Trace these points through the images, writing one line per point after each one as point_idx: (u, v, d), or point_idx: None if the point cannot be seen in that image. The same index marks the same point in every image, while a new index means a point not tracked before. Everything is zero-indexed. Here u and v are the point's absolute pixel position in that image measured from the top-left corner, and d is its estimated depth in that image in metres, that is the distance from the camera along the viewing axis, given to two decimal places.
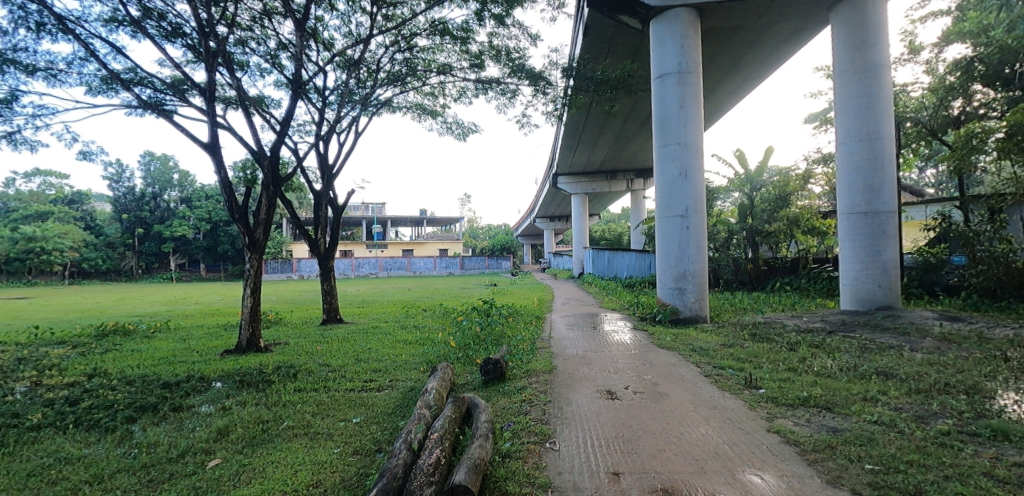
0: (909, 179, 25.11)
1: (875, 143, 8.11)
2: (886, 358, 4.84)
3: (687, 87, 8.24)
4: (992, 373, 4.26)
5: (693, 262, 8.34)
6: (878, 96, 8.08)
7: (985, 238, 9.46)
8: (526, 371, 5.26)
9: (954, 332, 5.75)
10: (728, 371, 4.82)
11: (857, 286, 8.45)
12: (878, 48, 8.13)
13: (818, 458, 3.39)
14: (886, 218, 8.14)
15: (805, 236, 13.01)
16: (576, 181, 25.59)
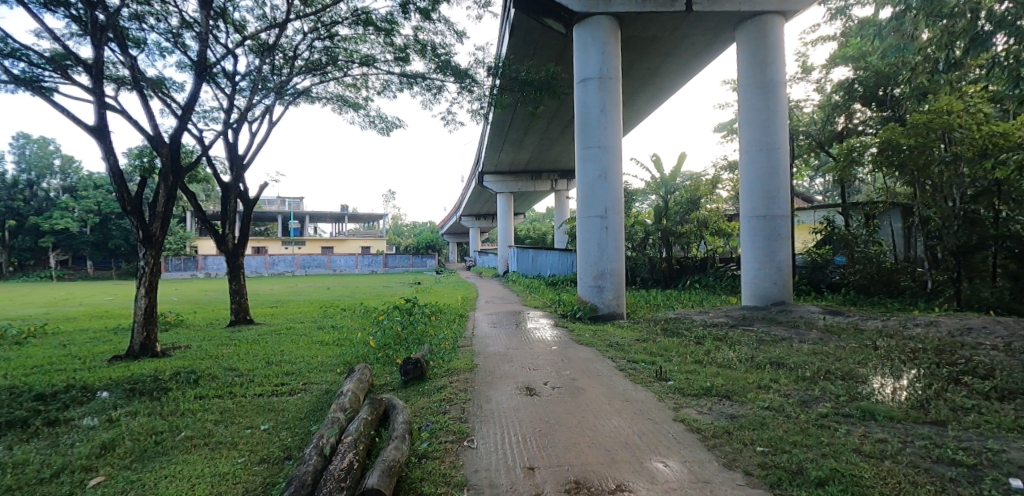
0: (801, 187, 27.98)
1: (772, 153, 8.86)
2: (779, 349, 5.28)
3: (607, 92, 8.58)
4: (863, 360, 4.78)
5: (611, 261, 8.68)
6: (775, 109, 8.84)
7: (862, 241, 10.93)
8: (447, 370, 5.19)
9: (836, 324, 6.43)
10: (641, 365, 5.02)
11: (756, 284, 9.18)
12: (776, 66, 8.91)
13: (717, 443, 3.62)
14: (781, 222, 8.92)
15: (713, 237, 14.25)
16: (502, 180, 25.75)
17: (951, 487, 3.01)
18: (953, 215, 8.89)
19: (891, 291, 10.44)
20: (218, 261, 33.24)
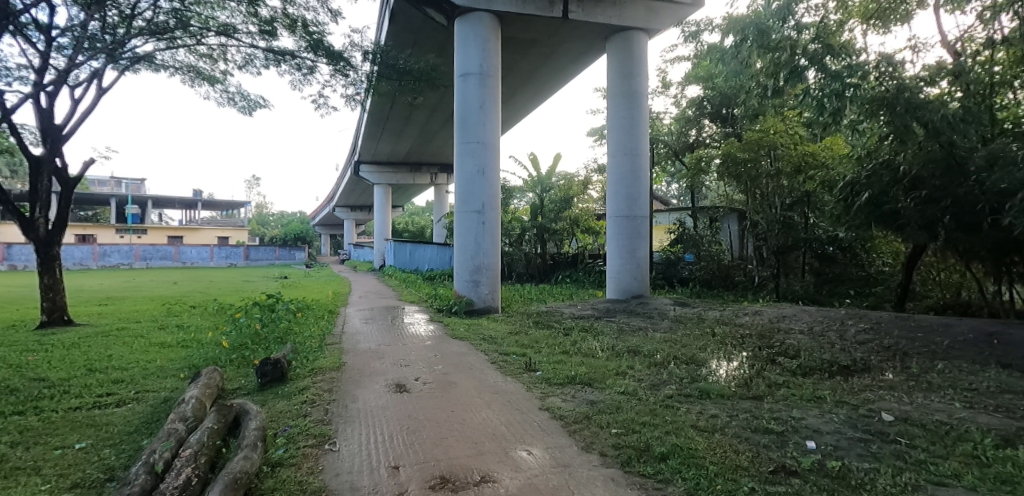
0: (660, 192, 31.29)
1: (635, 158, 9.67)
2: (636, 338, 5.75)
3: (487, 89, 8.70)
4: (703, 346, 5.40)
5: (488, 256, 8.84)
6: (638, 118, 9.67)
7: (706, 241, 12.49)
8: (311, 370, 4.86)
9: (685, 315, 7.20)
10: (512, 357, 5.14)
11: (620, 279, 9.95)
12: (640, 78, 9.74)
13: (577, 428, 3.83)
14: (641, 222, 9.79)
15: (584, 235, 15.41)
16: (379, 171, 25.17)
17: (763, 453, 3.57)
18: (774, 221, 10.65)
19: (727, 285, 12.11)
20: (25, 251, 28.51)
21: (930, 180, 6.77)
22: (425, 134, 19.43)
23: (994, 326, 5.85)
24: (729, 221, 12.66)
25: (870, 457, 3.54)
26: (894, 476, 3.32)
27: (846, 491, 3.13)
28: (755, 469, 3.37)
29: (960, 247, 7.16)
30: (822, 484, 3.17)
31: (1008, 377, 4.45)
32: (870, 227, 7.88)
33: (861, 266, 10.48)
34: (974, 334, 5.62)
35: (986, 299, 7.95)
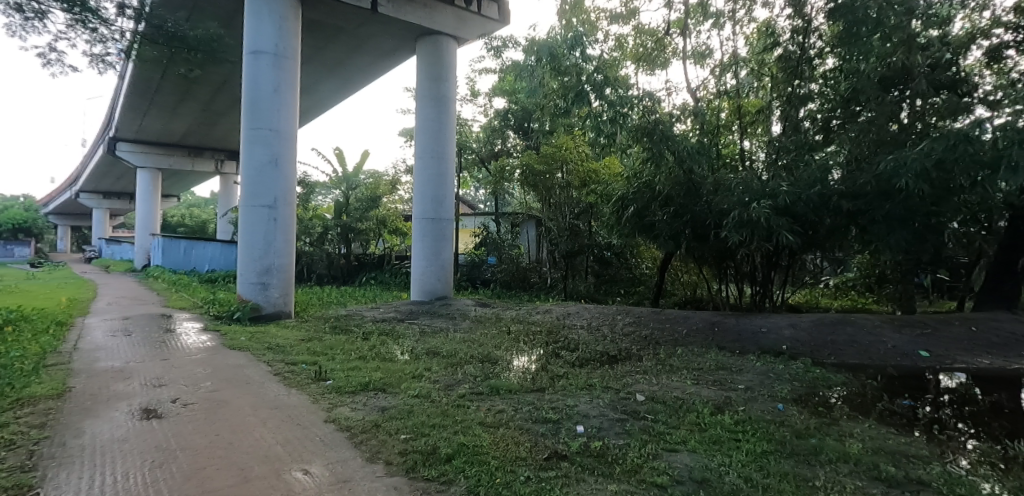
0: (466, 198, 32.67)
1: (442, 161, 9.93)
2: (436, 339, 5.89)
3: (283, 72, 8.10)
4: (499, 344, 5.74)
5: (279, 255, 8.24)
6: (446, 122, 9.95)
7: (507, 245, 13.67)
8: (17, 401, 3.76)
9: (484, 314, 7.69)
10: (300, 367, 4.76)
11: (425, 281, 10.10)
12: (448, 82, 10.05)
13: (363, 439, 3.67)
14: (446, 224, 10.09)
15: (391, 236, 15.56)
16: (143, 151, 22.40)
17: (540, 441, 3.89)
18: (564, 229, 11.79)
19: (524, 285, 13.37)
20: None
21: (677, 199, 8.08)
22: (210, 108, 16.80)
23: (715, 316, 7.48)
24: (528, 226, 13.61)
25: (625, 434, 4.14)
26: (641, 448, 3.97)
27: (603, 467, 3.60)
28: (532, 458, 3.65)
29: (696, 254, 8.48)
30: (585, 464, 3.60)
31: (722, 356, 5.72)
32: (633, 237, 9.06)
33: (628, 267, 11.96)
34: (702, 322, 7.13)
35: (712, 295, 9.91)
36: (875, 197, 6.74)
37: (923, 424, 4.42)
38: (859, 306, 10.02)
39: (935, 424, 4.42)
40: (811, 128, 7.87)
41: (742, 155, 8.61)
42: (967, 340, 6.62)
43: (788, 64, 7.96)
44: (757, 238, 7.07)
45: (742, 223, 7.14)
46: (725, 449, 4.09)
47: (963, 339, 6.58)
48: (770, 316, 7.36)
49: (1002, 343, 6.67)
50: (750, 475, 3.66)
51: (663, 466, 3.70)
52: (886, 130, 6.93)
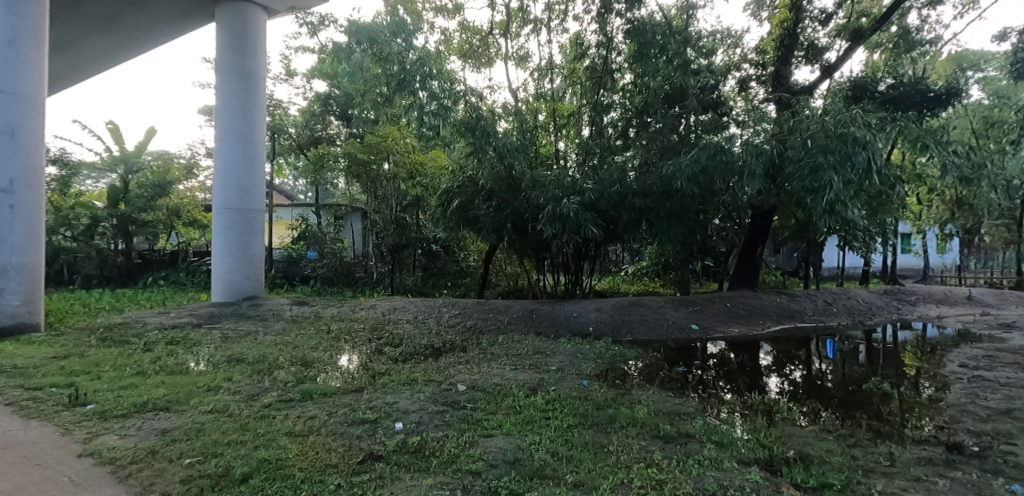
0: (286, 184, 30.43)
1: (249, 146, 9.38)
2: (242, 344, 5.79)
3: (25, 23, 6.85)
4: (316, 344, 5.96)
5: (20, 251, 6.96)
6: (253, 104, 9.41)
7: (330, 238, 13.21)
8: None
9: (300, 313, 7.67)
10: (48, 391, 3.96)
11: (228, 279, 9.39)
12: (256, 60, 9.48)
13: (135, 470, 3.12)
14: (254, 216, 9.55)
15: (186, 228, 14.95)
16: None
17: (355, 444, 3.78)
18: (391, 221, 11.79)
19: (349, 281, 12.86)
20: None
21: (499, 193, 8.65)
22: None
23: (536, 304, 8.06)
24: (354, 218, 13.80)
25: (443, 424, 4.26)
26: (458, 438, 4.09)
27: (419, 462, 3.60)
28: (344, 463, 3.49)
29: (518, 246, 9.12)
30: (401, 461, 3.58)
31: (540, 342, 6.31)
32: (458, 229, 9.20)
33: (455, 261, 12.44)
34: (522, 309, 7.69)
35: (532, 284, 10.69)
36: (659, 197, 8.05)
37: (692, 386, 5.29)
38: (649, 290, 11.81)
39: (701, 385, 5.35)
40: (612, 133, 9.04)
41: (556, 155, 9.39)
42: (724, 313, 8.34)
43: (595, 74, 8.98)
44: (569, 231, 7.85)
45: (556, 216, 7.84)
46: (537, 428, 4.44)
47: (722, 312, 8.33)
48: (581, 301, 8.24)
49: (745, 314, 8.60)
50: (555, 449, 4.04)
51: (478, 452, 3.86)
52: (667, 139, 8.30)
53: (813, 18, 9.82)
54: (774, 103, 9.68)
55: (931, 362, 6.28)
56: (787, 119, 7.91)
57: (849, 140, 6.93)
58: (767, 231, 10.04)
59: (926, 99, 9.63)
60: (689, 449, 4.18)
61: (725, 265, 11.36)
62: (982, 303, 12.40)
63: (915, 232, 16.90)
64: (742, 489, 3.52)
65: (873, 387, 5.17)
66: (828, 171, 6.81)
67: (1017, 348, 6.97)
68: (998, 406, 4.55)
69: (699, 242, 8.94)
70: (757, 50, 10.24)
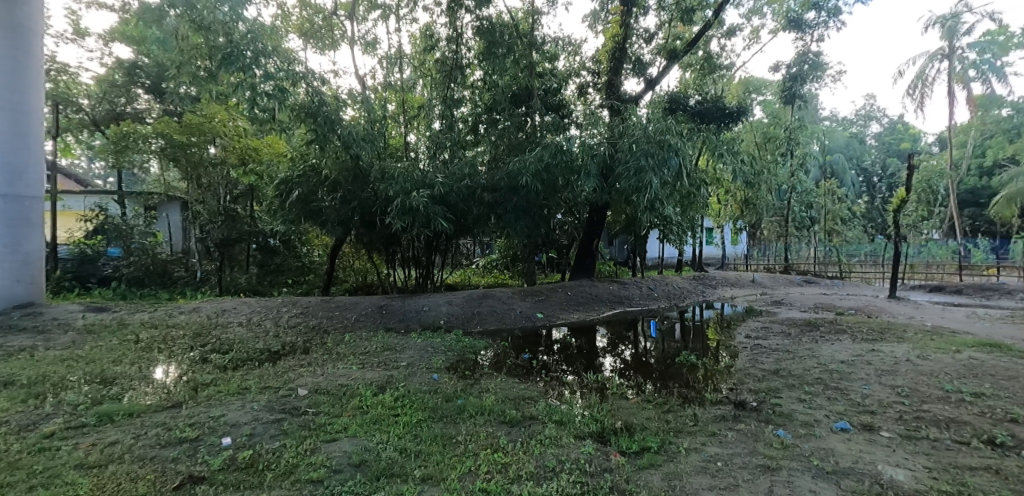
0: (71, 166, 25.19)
1: (20, 116, 7.68)
2: (14, 363, 4.80)
3: None
4: (120, 358, 5.20)
5: None
6: (25, 65, 7.75)
7: (138, 232, 11.45)
8: None
9: (97, 322, 6.54)
10: None
11: None
12: (29, 10, 7.78)
13: None
14: (29, 203, 7.87)
15: None
16: None
17: (170, 469, 3.26)
18: (218, 213, 10.65)
19: (164, 281, 11.46)
20: None
21: (345, 184, 8.62)
22: None
23: (385, 299, 8.14)
24: (171, 211, 13.27)
25: (280, 434, 3.89)
26: (298, 446, 3.75)
27: (251, 479, 3.23)
28: (154, 493, 2.97)
29: (365, 240, 9.23)
30: (228, 480, 3.17)
31: (388, 339, 6.50)
32: (300, 222, 8.98)
33: (297, 256, 11.75)
34: (370, 307, 7.74)
35: (382, 280, 10.51)
36: (507, 192, 8.86)
37: (536, 372, 5.59)
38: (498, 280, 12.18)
39: (544, 369, 5.68)
40: (462, 126, 9.54)
41: (405, 147, 9.22)
42: (564, 302, 9.22)
43: (445, 68, 9.06)
44: (419, 225, 8.06)
45: (405, 211, 7.96)
46: (386, 426, 4.27)
47: (563, 301, 9.19)
48: (432, 295, 8.42)
49: (584, 301, 9.60)
50: (403, 446, 3.90)
51: (321, 459, 3.58)
52: (514, 137, 9.21)
53: (639, 35, 11.06)
54: (607, 110, 10.98)
55: (726, 335, 7.57)
56: (616, 125, 8.88)
57: (666, 145, 8.34)
58: (603, 225, 11.04)
59: (721, 114, 11.42)
60: (533, 430, 4.40)
61: (565, 256, 12.24)
62: (761, 285, 15.40)
63: (717, 226, 20.18)
64: (577, 462, 3.78)
65: (684, 360, 6.00)
66: (648, 174, 8.02)
67: (781, 319, 8.76)
68: (771, 368, 5.59)
69: (542, 234, 9.92)
70: (594, 60, 11.50)
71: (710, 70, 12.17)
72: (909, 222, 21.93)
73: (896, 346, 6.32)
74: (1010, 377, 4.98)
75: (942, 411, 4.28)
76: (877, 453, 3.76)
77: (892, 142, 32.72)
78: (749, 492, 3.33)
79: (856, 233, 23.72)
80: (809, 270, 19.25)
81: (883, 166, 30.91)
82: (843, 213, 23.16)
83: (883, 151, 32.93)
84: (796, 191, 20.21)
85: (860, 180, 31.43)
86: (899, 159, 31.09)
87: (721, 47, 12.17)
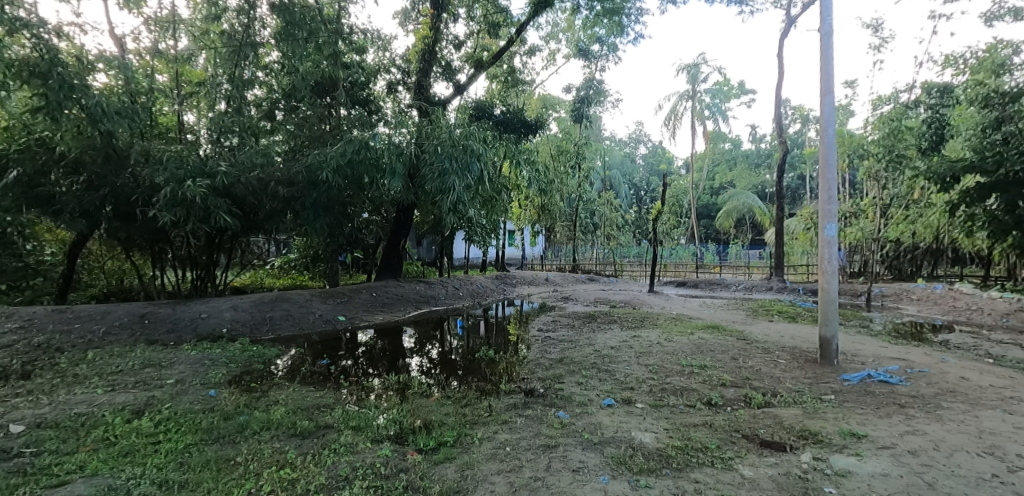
0: None
1: None
2: None
3: None
4: None
5: None
6: None
7: None
8: None
9: None
10: None
11: None
12: None
13: None
14: None
15: None
16: None
17: None
18: None
19: None
20: None
21: (91, 166, 7.19)
22: None
23: (147, 306, 7.31)
24: None
25: None
26: None
27: None
28: None
29: (121, 235, 7.87)
30: None
31: (153, 355, 5.86)
32: (19, 213, 7.15)
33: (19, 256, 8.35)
34: (128, 316, 6.90)
35: (144, 283, 9.14)
36: (303, 187, 8.73)
37: (333, 377, 5.52)
38: (297, 282, 11.59)
39: (342, 374, 5.64)
40: (256, 111, 9.30)
41: (180, 127, 8.39)
42: (369, 303, 9.89)
43: (233, 42, 8.11)
44: (193, 218, 7.39)
45: (176, 202, 7.22)
46: (140, 458, 3.55)
47: (367, 302, 9.85)
48: (213, 300, 8.00)
49: (389, 302, 10.35)
50: (164, 477, 3.29)
51: None
52: (314, 129, 9.58)
53: (448, 41, 11.74)
54: (414, 111, 11.48)
55: (524, 329, 8.42)
56: (424, 127, 9.92)
57: (469, 150, 9.47)
58: (409, 226, 11.80)
59: (523, 125, 12.79)
60: (326, 440, 4.11)
61: (372, 256, 12.68)
62: (552, 283, 17.47)
63: (518, 229, 21.98)
64: (371, 466, 3.63)
65: (485, 356, 6.51)
66: (452, 177, 9.10)
67: (569, 313, 10.02)
68: (556, 357, 6.38)
69: (345, 234, 10.12)
70: (404, 58, 11.79)
71: (513, 84, 13.25)
72: (664, 229, 27.23)
73: (651, 332, 7.71)
74: (723, 350, 6.48)
75: (679, 382, 5.32)
76: (632, 422, 4.46)
77: (654, 163, 40.23)
78: (530, 471, 3.62)
79: (628, 237, 28.50)
80: (591, 270, 22.44)
81: (649, 183, 37.83)
82: (620, 220, 27.56)
83: (647, 168, 40.28)
84: (583, 200, 23.22)
85: (633, 193, 37.91)
86: (659, 177, 38.47)
87: (522, 63, 13.34)
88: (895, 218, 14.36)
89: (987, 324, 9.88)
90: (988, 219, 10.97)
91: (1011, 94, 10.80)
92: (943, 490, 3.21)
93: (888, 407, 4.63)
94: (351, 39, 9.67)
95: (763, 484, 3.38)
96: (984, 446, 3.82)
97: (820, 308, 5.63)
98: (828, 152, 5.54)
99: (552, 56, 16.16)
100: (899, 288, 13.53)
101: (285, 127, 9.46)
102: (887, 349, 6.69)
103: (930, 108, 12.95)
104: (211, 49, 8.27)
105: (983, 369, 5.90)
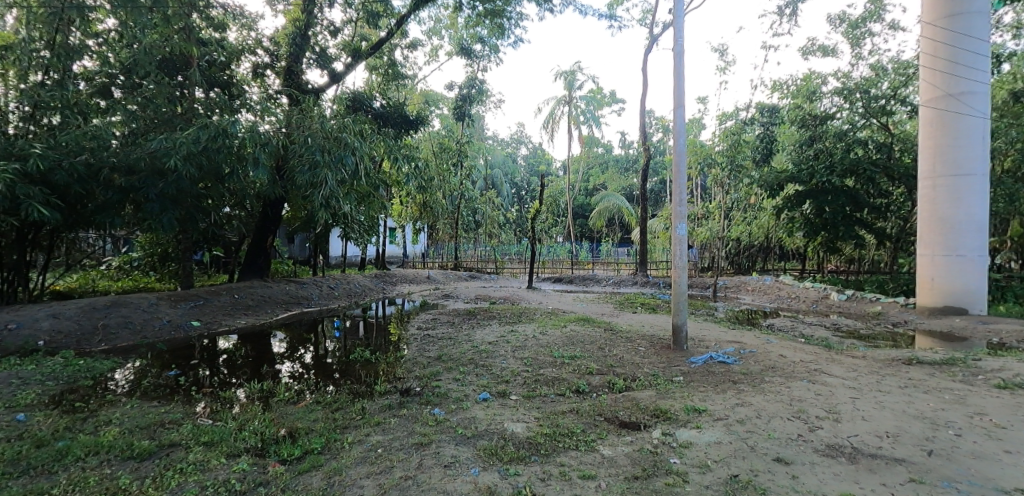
0: None
1: None
2: None
3: None
4: None
5: None
6: None
7: None
8: None
9: None
10: None
11: None
12: None
13: None
14: None
15: None
16: None
17: None
18: None
19: None
20: None
21: None
22: None
23: None
24: None
25: None
26: None
27: None
28: None
29: None
30: None
31: None
32: None
33: None
34: None
35: None
36: (147, 176, 7.89)
37: (183, 390, 5.08)
38: (141, 284, 10.19)
39: (194, 385, 5.20)
40: (84, 86, 8.20)
41: None
42: (229, 307, 9.20)
43: (54, 2, 7.27)
44: None
45: None
46: None
47: (227, 306, 9.16)
48: (26, 308, 6.99)
49: (253, 304, 9.75)
50: None
51: None
52: (160, 110, 8.39)
53: (323, 27, 11.17)
54: (285, 97, 10.88)
55: (404, 328, 8.37)
56: (294, 114, 9.39)
57: (343, 142, 9.18)
58: (277, 221, 11.29)
59: (402, 121, 12.47)
60: (170, 459, 3.65)
61: (235, 255, 11.73)
62: (434, 281, 17.51)
63: (398, 226, 21.49)
64: (225, 483, 3.30)
65: (360, 357, 6.38)
66: (323, 169, 8.68)
67: (450, 310, 10.14)
68: (434, 354, 6.45)
69: (200, 230, 9.50)
70: (272, 41, 10.98)
71: (393, 77, 12.97)
72: (543, 228, 28.54)
73: (528, 326, 8.10)
74: (591, 341, 7.01)
75: (551, 373, 5.65)
76: (506, 413, 4.60)
77: (533, 164, 41.89)
78: (401, 471, 3.51)
79: (508, 235, 29.31)
80: (473, 267, 22.75)
81: (529, 183, 39.37)
82: (499, 218, 28.22)
83: (529, 169, 41.80)
84: (465, 198, 23.29)
85: (514, 192, 39.00)
86: (539, 177, 40.18)
87: (404, 57, 13.15)
88: (736, 220, 16.62)
89: (802, 309, 11.96)
90: (803, 221, 13.77)
91: (819, 118, 13.40)
92: (762, 451, 3.76)
93: (723, 384, 5.34)
94: (209, 15, 8.96)
95: (618, 460, 3.71)
96: (793, 411, 4.56)
97: (672, 299, 6.29)
98: (679, 158, 6.22)
99: (434, 52, 16.08)
100: (738, 281, 15.63)
101: (124, 106, 8.21)
102: (724, 333, 7.75)
103: (762, 126, 15.03)
104: (20, 7, 7.25)
105: (795, 348, 7.08)
